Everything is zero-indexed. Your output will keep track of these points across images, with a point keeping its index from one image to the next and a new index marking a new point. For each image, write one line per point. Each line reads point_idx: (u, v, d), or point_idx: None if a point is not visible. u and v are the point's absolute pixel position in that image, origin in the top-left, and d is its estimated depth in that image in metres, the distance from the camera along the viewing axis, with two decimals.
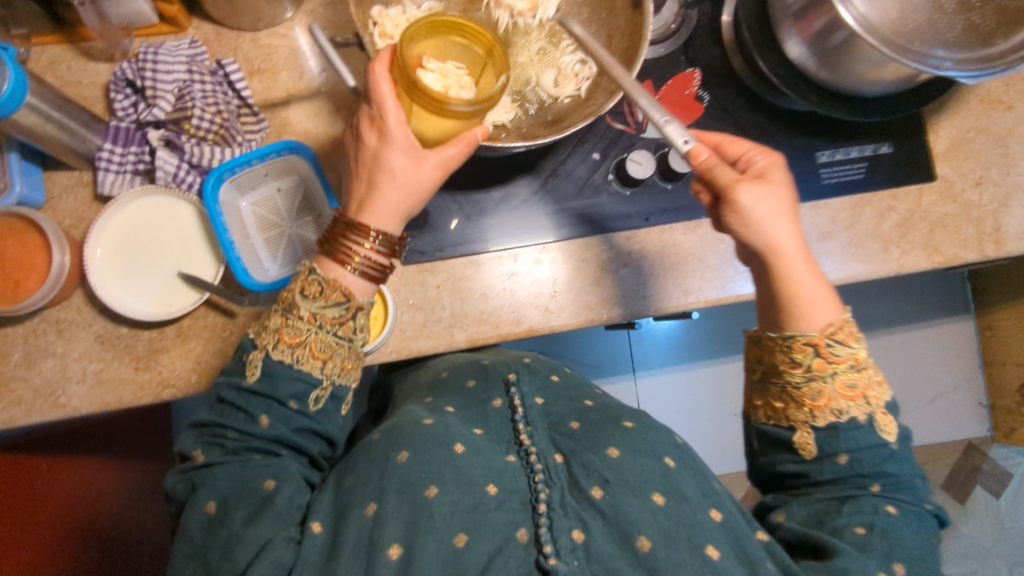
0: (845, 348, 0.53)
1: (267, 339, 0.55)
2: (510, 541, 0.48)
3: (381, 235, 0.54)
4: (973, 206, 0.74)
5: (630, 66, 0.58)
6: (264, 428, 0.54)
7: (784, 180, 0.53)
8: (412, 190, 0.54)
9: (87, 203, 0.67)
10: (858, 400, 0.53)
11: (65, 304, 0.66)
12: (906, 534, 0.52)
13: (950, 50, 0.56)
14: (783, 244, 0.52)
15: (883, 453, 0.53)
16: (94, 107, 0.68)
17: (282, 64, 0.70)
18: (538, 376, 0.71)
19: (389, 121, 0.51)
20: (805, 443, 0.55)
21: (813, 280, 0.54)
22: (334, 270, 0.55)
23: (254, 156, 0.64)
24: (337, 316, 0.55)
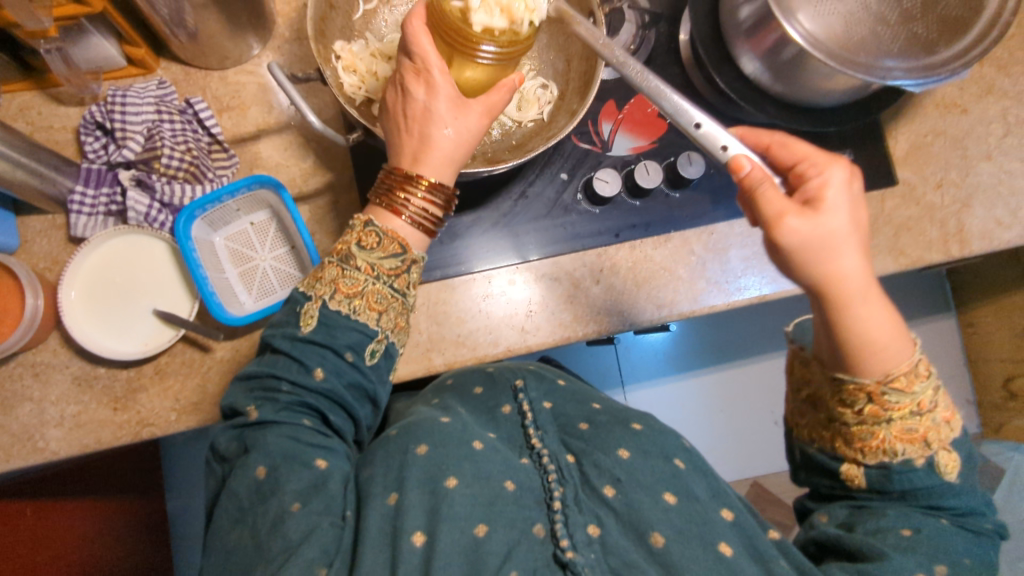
0: (905, 396, 0.48)
1: (323, 289, 0.54)
2: (528, 535, 0.47)
3: (434, 184, 0.53)
4: (936, 208, 0.75)
5: (588, 90, 0.61)
6: (320, 381, 0.53)
7: (850, 207, 0.46)
8: (467, 139, 0.53)
9: (62, 246, 0.68)
10: (917, 443, 0.50)
11: (41, 347, 0.66)
12: (956, 543, 0.49)
13: (898, 60, 0.58)
14: (846, 285, 0.46)
15: (944, 487, 0.50)
16: (65, 151, 0.69)
17: (251, 100, 0.71)
18: (545, 380, 0.68)
19: (435, 71, 0.50)
20: (853, 475, 0.53)
21: (882, 314, 0.47)
22: (391, 221, 0.54)
23: (224, 192, 0.65)
24: (394, 267, 0.54)
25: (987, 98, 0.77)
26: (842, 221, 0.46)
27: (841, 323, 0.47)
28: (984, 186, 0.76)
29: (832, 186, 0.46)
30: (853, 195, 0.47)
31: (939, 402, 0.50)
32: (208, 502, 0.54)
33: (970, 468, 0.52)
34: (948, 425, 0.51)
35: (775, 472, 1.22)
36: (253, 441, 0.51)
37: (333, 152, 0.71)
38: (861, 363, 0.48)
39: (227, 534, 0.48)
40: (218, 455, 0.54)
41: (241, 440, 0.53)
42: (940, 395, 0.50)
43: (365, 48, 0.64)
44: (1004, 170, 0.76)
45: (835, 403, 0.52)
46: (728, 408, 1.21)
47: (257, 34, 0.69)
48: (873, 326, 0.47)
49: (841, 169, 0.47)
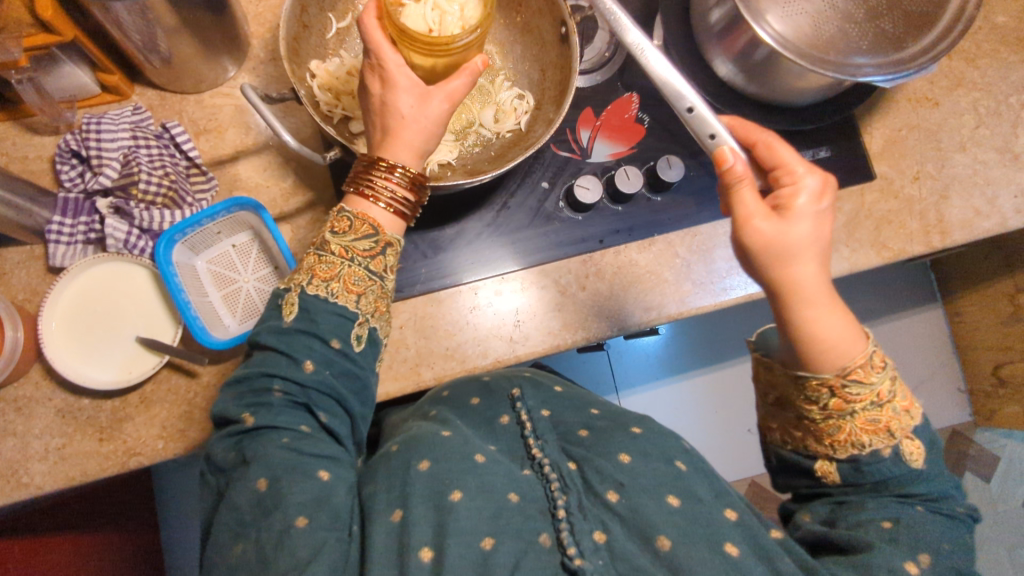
0: (862, 387, 0.49)
1: (301, 277, 0.55)
2: (534, 546, 0.46)
3: (405, 170, 0.53)
4: (914, 200, 0.76)
5: (564, 99, 0.60)
6: (310, 372, 0.53)
7: (821, 223, 0.50)
8: (423, 128, 0.53)
9: (41, 277, 0.67)
10: (882, 433, 0.50)
11: (23, 380, 0.65)
12: (934, 529, 0.49)
13: (867, 56, 0.59)
14: (802, 285, 0.49)
15: (911, 476, 0.51)
16: (41, 180, 0.68)
17: (228, 122, 0.71)
18: (542, 388, 0.67)
19: (389, 65, 0.50)
20: (827, 471, 0.53)
21: (839, 318, 0.49)
22: (361, 204, 0.55)
23: (203, 216, 0.64)
24: (369, 248, 0.55)
25: (958, 90, 0.79)
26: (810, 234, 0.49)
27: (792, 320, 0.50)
28: (960, 178, 0.77)
29: (812, 204, 0.50)
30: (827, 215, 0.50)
31: (897, 394, 0.51)
32: (206, 515, 0.51)
33: (932, 451, 0.53)
34: (907, 413, 0.52)
35: None
36: (252, 453, 0.50)
37: (312, 170, 0.71)
38: (812, 360, 0.50)
39: (230, 549, 0.46)
40: (213, 467, 0.52)
41: (239, 450, 0.51)
42: (898, 385, 0.51)
43: (340, 66, 0.64)
44: (978, 160, 0.77)
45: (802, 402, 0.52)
46: (722, 409, 1.22)
47: (231, 57, 0.69)
48: (829, 325, 0.49)
49: (816, 179, 0.50)
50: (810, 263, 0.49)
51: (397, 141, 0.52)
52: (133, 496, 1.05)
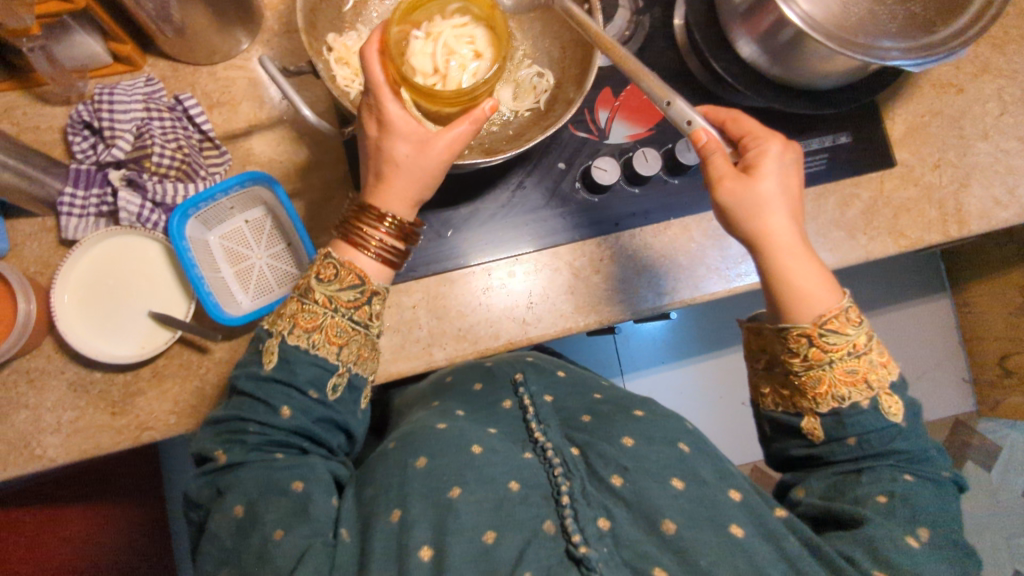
0: (840, 336, 0.52)
1: (283, 324, 0.54)
2: (538, 534, 0.46)
3: (395, 221, 0.54)
4: (934, 188, 0.75)
5: (581, 88, 0.60)
6: (286, 420, 0.52)
7: (795, 179, 0.53)
8: (418, 176, 0.53)
9: (52, 249, 0.67)
10: (860, 385, 0.52)
11: (36, 353, 0.65)
12: (928, 500, 0.50)
13: (894, 40, 0.57)
14: (775, 237, 0.52)
15: (892, 434, 0.53)
16: (53, 152, 0.67)
17: (241, 96, 0.70)
18: (544, 373, 0.69)
19: (388, 112, 0.51)
20: (813, 428, 0.55)
21: (812, 265, 0.53)
22: (348, 253, 0.55)
23: (217, 190, 0.64)
24: (353, 299, 0.54)
25: (983, 77, 0.77)
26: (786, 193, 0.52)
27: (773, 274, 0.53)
28: (982, 166, 0.76)
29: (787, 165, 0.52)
30: (797, 168, 0.53)
31: (873, 347, 0.54)
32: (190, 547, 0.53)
33: (915, 420, 0.54)
34: (886, 368, 0.54)
35: None
36: (227, 483, 0.51)
37: (326, 147, 0.70)
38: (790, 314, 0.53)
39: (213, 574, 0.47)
40: (190, 501, 0.53)
41: (212, 485, 0.52)
42: (874, 341, 0.54)
43: (358, 41, 0.63)
44: (1000, 149, 0.76)
45: (785, 355, 0.55)
46: (727, 394, 1.22)
47: (245, 28, 0.68)
48: (805, 278, 0.53)
49: (777, 145, 0.52)
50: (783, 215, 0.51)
51: (389, 189, 0.53)
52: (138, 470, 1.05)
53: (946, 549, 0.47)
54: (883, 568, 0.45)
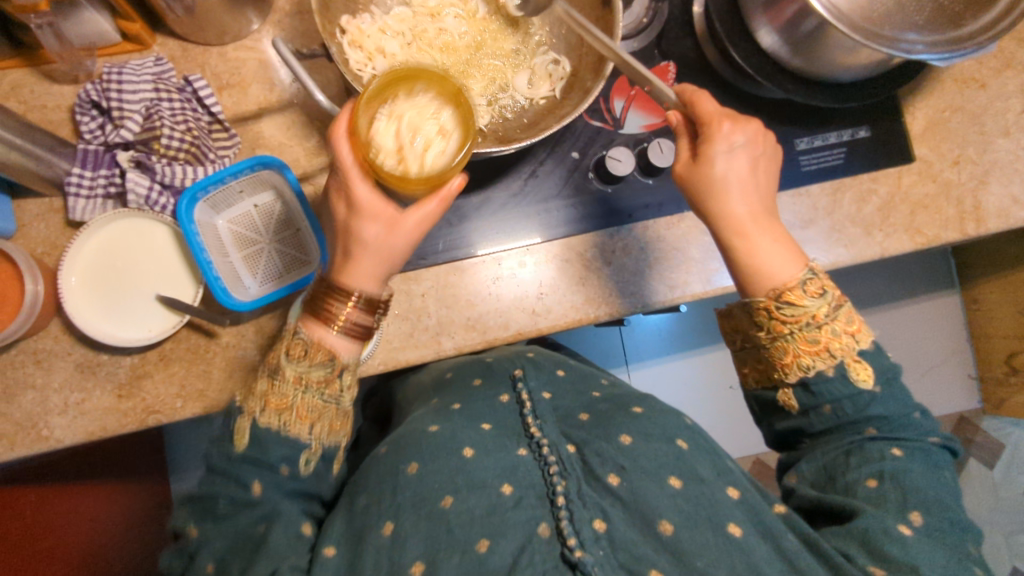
0: (798, 308, 0.53)
1: (253, 404, 0.53)
2: (533, 538, 0.47)
3: (363, 295, 0.53)
4: (952, 185, 0.74)
5: (600, 73, 0.59)
6: (259, 496, 0.51)
7: (749, 159, 0.54)
8: (386, 255, 0.53)
9: (60, 230, 0.66)
10: (823, 353, 0.53)
11: (42, 334, 0.65)
12: (920, 479, 0.51)
13: (920, 33, 0.56)
14: (732, 218, 0.54)
15: (865, 399, 0.54)
16: (60, 131, 0.66)
17: (251, 77, 0.69)
18: (544, 370, 0.70)
19: (357, 192, 0.50)
20: (788, 399, 0.56)
21: (767, 236, 0.55)
22: (319, 329, 0.53)
23: (226, 173, 0.63)
24: (323, 376, 0.53)
25: (1006, 72, 0.76)
26: (735, 171, 0.54)
27: (727, 245, 0.55)
28: (1001, 163, 0.74)
29: (741, 147, 0.53)
30: (755, 152, 0.54)
31: (838, 316, 0.54)
32: None
33: (890, 384, 0.55)
34: (852, 336, 0.54)
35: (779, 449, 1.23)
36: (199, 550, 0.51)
37: None
38: (749, 283, 0.55)
39: None
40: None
41: (183, 558, 0.51)
42: (839, 309, 0.54)
43: (372, 24, 0.62)
44: (1021, 146, 0.74)
45: (753, 328, 0.56)
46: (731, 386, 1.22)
47: (256, 8, 0.67)
48: (761, 247, 0.54)
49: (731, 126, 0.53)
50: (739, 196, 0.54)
51: (355, 269, 0.52)
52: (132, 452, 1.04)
53: (943, 534, 0.48)
54: (878, 563, 0.46)
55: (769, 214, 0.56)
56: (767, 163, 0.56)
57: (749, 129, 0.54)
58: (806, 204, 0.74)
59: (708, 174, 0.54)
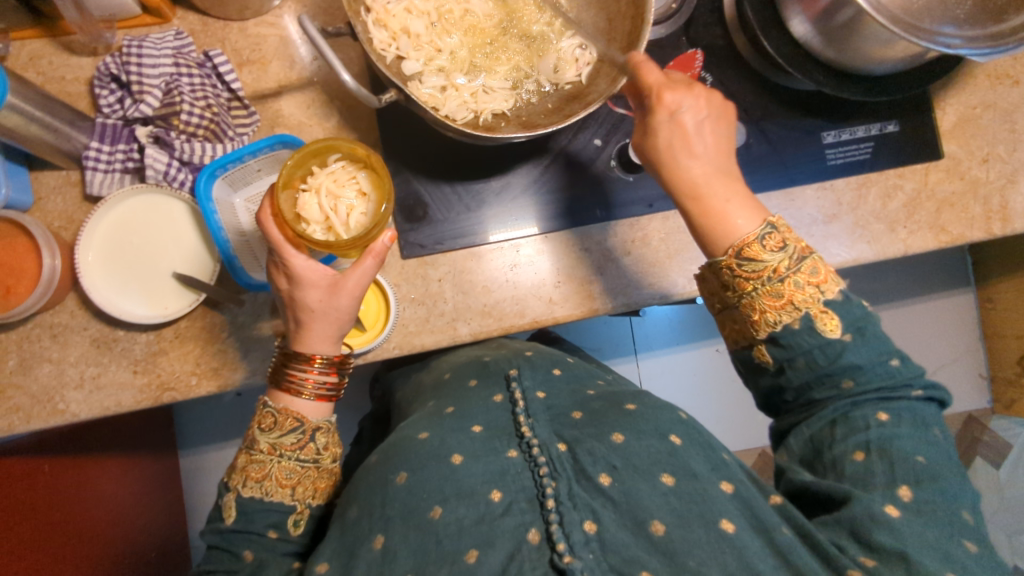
0: (757, 262, 0.51)
1: (236, 479, 0.57)
2: (522, 545, 0.46)
3: (323, 359, 0.59)
4: (979, 183, 0.73)
5: (631, 51, 0.57)
6: (250, 562, 0.55)
7: (695, 122, 0.54)
8: (334, 316, 0.58)
9: (77, 203, 0.65)
10: (788, 307, 0.51)
11: (59, 308, 0.65)
12: (906, 444, 0.50)
13: (959, 27, 0.54)
14: (684, 180, 0.54)
15: (836, 349, 0.51)
16: (78, 104, 0.66)
17: (272, 54, 0.68)
18: (540, 369, 0.69)
19: (295, 265, 0.56)
20: (761, 355, 0.54)
21: (724, 191, 0.54)
22: (284, 399, 0.59)
23: (245, 151, 0.63)
24: (296, 441, 0.58)
25: None
26: (679, 136, 0.54)
27: (683, 208, 0.55)
28: None
29: (684, 113, 0.53)
30: (700, 113, 0.54)
31: (800, 268, 0.51)
32: None
33: (862, 333, 0.51)
34: (817, 287, 0.51)
35: None
36: None
37: (357, 112, 0.68)
38: (712, 245, 0.54)
39: None
40: None
41: None
42: (801, 261, 0.52)
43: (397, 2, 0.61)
44: None
45: (722, 289, 0.55)
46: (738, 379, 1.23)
47: None
48: (718, 205, 0.53)
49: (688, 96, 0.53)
50: (692, 157, 0.54)
51: (310, 334, 0.58)
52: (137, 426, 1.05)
53: (932, 503, 0.47)
54: (870, 554, 0.45)
55: (731, 173, 0.55)
56: (717, 121, 0.55)
57: (690, 92, 0.54)
58: (831, 198, 0.73)
59: (655, 144, 0.55)
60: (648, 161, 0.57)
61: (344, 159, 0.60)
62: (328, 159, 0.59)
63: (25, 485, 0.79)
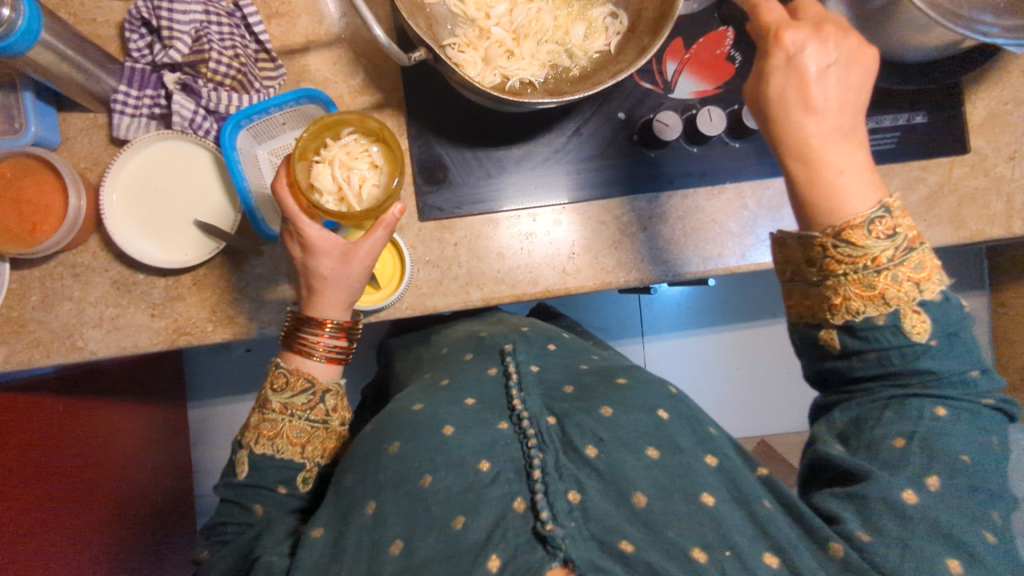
0: (854, 249, 0.47)
1: (249, 436, 0.59)
2: (508, 513, 0.47)
3: (334, 323, 0.60)
4: (1004, 181, 0.72)
5: (661, 26, 0.56)
6: (260, 516, 0.57)
7: (818, 69, 0.48)
8: (345, 284, 0.59)
9: (103, 146, 0.66)
10: (877, 300, 0.47)
11: (81, 248, 0.66)
12: (954, 441, 0.47)
13: (998, 16, 0.54)
14: (805, 134, 0.48)
15: (916, 352, 0.48)
16: (108, 46, 0.66)
17: (301, 7, 0.68)
18: (535, 345, 0.70)
19: (308, 234, 0.56)
20: (830, 339, 0.50)
21: (843, 156, 0.48)
22: (295, 360, 0.60)
23: (272, 104, 0.63)
24: (306, 402, 0.60)
25: None
26: (795, 84, 0.48)
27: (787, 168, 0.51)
28: None
29: (806, 57, 0.47)
30: (831, 60, 0.48)
31: (905, 261, 0.47)
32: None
33: (951, 339, 0.48)
34: (917, 285, 0.47)
35: (782, 433, 1.25)
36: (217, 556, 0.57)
37: (383, 70, 0.68)
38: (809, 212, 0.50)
39: None
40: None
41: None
42: (908, 254, 0.47)
43: None
44: None
45: (805, 265, 0.51)
46: (743, 366, 1.24)
47: None
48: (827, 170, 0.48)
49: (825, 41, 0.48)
50: (815, 111, 0.48)
51: (323, 301, 0.59)
52: (146, 374, 1.07)
53: (959, 496, 0.46)
54: (865, 528, 0.46)
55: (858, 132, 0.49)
56: (846, 68, 0.48)
57: (818, 36, 0.48)
58: None
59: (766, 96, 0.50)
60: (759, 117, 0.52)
61: (356, 132, 0.60)
62: (342, 132, 0.60)
63: (40, 421, 0.81)
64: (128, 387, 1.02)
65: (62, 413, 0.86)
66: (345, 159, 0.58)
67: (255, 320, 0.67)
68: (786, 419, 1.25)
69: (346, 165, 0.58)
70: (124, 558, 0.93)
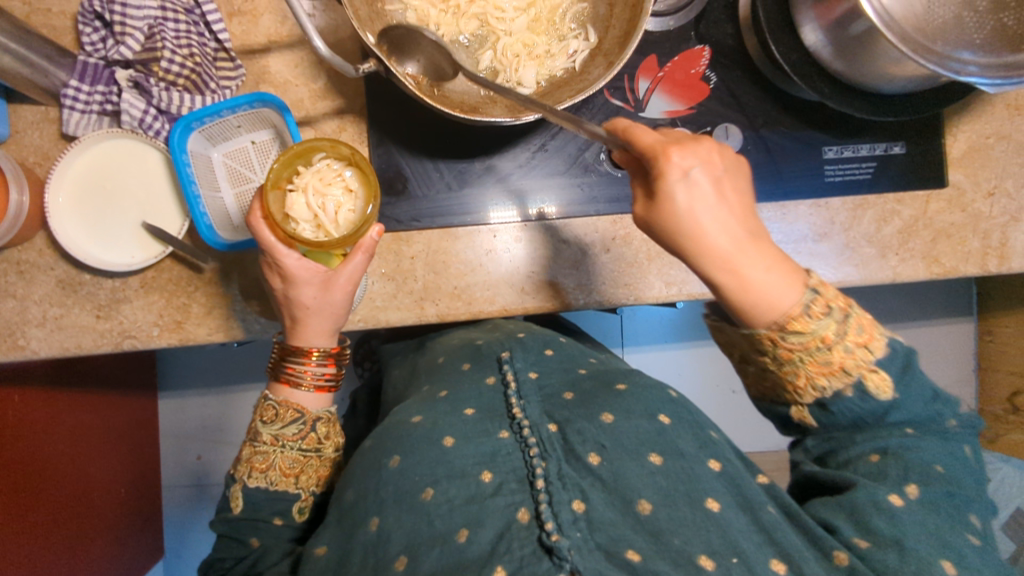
0: (802, 335, 0.45)
1: (241, 470, 0.59)
2: (511, 524, 0.45)
3: (319, 350, 0.59)
4: (982, 217, 0.70)
5: (626, 46, 0.54)
6: (256, 548, 0.57)
7: (712, 183, 0.46)
8: (328, 311, 0.58)
9: (53, 141, 0.65)
10: (837, 374, 0.46)
11: (27, 245, 0.64)
12: (925, 453, 0.49)
13: (976, 54, 0.52)
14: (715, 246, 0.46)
15: (883, 407, 0.48)
16: (63, 39, 0.64)
17: (264, 7, 0.66)
18: (532, 350, 0.69)
19: (287, 264, 0.55)
20: (802, 415, 0.50)
21: (760, 259, 0.46)
22: (284, 391, 0.60)
23: (224, 106, 0.61)
24: (297, 432, 0.59)
25: None
26: (697, 200, 0.46)
27: (713, 282, 0.47)
28: None
29: (697, 174, 0.45)
30: (716, 172, 0.46)
31: (849, 330, 0.45)
32: None
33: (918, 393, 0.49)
34: (865, 348, 0.46)
35: (758, 452, 1.23)
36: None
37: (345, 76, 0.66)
38: (748, 317, 0.46)
39: None
40: None
41: None
42: (848, 322, 0.45)
43: None
44: None
45: (755, 356, 0.48)
46: (722, 384, 1.22)
47: None
48: (750, 274, 0.45)
49: (706, 147, 0.46)
50: (715, 221, 0.46)
51: (305, 328, 0.58)
52: (116, 368, 1.05)
53: (936, 502, 0.47)
54: (863, 534, 0.46)
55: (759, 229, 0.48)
56: (733, 177, 0.48)
57: (700, 146, 0.46)
58: (824, 216, 0.70)
59: (670, 212, 0.46)
60: (661, 236, 0.48)
61: (328, 156, 0.58)
62: (314, 158, 0.57)
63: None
64: (97, 380, 1.00)
65: (18, 402, 0.83)
66: (318, 186, 0.56)
67: (203, 325, 0.65)
68: (763, 439, 1.24)
69: (319, 193, 0.56)
70: (68, 557, 0.90)
